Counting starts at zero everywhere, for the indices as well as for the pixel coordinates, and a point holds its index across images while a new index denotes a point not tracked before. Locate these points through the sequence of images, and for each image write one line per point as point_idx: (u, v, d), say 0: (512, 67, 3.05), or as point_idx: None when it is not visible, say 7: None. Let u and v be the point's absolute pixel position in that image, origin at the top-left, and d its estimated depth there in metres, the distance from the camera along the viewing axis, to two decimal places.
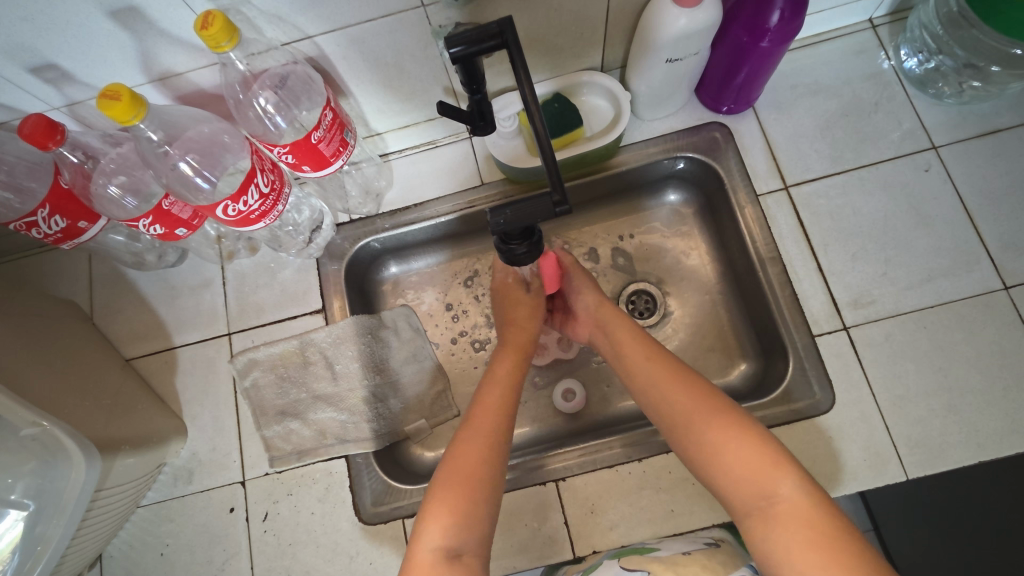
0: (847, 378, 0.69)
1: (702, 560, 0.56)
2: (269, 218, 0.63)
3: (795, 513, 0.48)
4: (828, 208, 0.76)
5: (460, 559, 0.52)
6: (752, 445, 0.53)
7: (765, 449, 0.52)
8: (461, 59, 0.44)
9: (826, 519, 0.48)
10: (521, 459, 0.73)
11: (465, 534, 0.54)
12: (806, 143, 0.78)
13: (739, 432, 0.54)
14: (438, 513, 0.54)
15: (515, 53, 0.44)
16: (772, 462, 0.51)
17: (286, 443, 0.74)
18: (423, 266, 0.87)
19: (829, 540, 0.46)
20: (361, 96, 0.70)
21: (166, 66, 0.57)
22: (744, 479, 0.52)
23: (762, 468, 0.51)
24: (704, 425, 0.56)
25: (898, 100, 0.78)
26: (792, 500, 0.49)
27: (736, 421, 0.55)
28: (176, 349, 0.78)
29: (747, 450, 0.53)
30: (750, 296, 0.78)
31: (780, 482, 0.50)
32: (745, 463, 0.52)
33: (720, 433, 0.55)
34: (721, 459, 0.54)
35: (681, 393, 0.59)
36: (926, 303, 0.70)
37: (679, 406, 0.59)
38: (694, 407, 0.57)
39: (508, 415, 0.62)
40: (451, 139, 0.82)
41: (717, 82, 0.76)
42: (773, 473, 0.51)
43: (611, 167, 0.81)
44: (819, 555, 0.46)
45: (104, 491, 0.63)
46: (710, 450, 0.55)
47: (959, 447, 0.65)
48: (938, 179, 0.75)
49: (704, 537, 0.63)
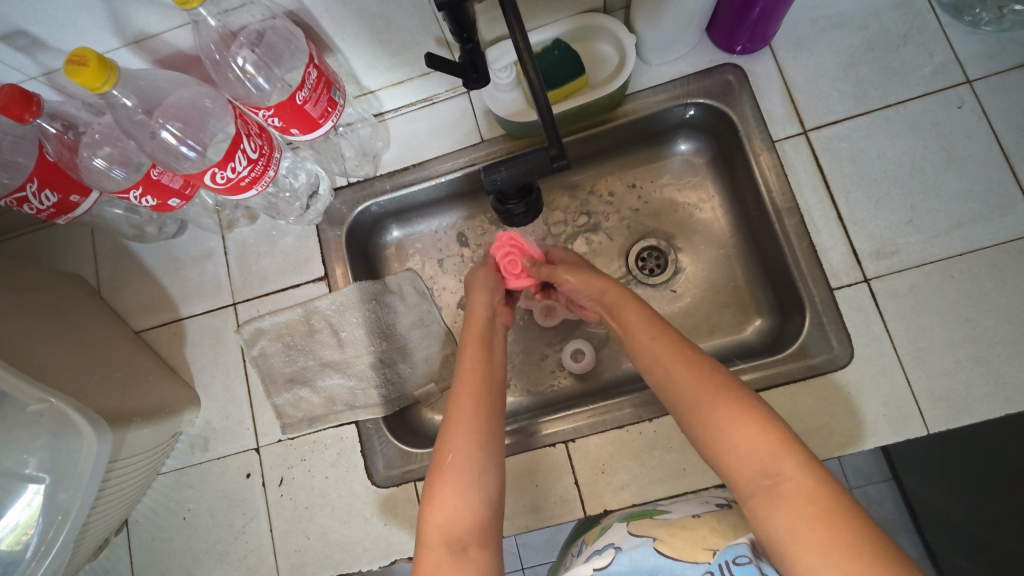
0: (867, 332, 0.66)
1: (712, 523, 0.57)
2: (261, 184, 0.61)
3: (801, 493, 0.47)
4: (850, 152, 0.71)
5: (465, 553, 0.52)
6: (757, 425, 0.51)
7: (771, 431, 0.50)
8: (449, 6, 0.42)
9: (833, 498, 0.46)
10: (529, 422, 0.73)
11: (459, 526, 0.53)
12: (827, 82, 0.73)
13: (742, 409, 0.52)
14: (445, 500, 0.54)
15: (506, 5, 0.41)
16: (776, 441, 0.49)
17: (296, 410, 0.74)
18: (427, 228, 0.86)
19: (836, 520, 0.45)
20: (348, 52, 0.66)
21: (139, 27, 0.54)
22: (748, 459, 0.50)
23: (768, 449, 0.49)
24: (708, 406, 0.53)
25: (930, 31, 0.72)
26: (798, 480, 0.47)
27: (743, 401, 0.52)
28: (183, 320, 0.79)
29: (753, 431, 0.50)
30: (765, 248, 0.75)
31: (786, 462, 0.48)
32: (750, 444, 0.50)
33: (725, 414, 0.52)
34: (724, 439, 0.51)
35: (687, 371, 0.56)
36: (954, 252, 0.66)
37: (685, 385, 0.55)
38: (701, 383, 0.54)
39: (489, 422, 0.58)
40: (448, 94, 0.78)
41: (730, 20, 0.70)
42: (778, 454, 0.49)
43: (617, 118, 0.77)
44: (825, 536, 0.44)
45: (119, 461, 0.64)
46: (716, 429, 0.52)
47: (985, 400, 0.62)
48: (972, 117, 0.69)
49: (717, 497, 0.63)
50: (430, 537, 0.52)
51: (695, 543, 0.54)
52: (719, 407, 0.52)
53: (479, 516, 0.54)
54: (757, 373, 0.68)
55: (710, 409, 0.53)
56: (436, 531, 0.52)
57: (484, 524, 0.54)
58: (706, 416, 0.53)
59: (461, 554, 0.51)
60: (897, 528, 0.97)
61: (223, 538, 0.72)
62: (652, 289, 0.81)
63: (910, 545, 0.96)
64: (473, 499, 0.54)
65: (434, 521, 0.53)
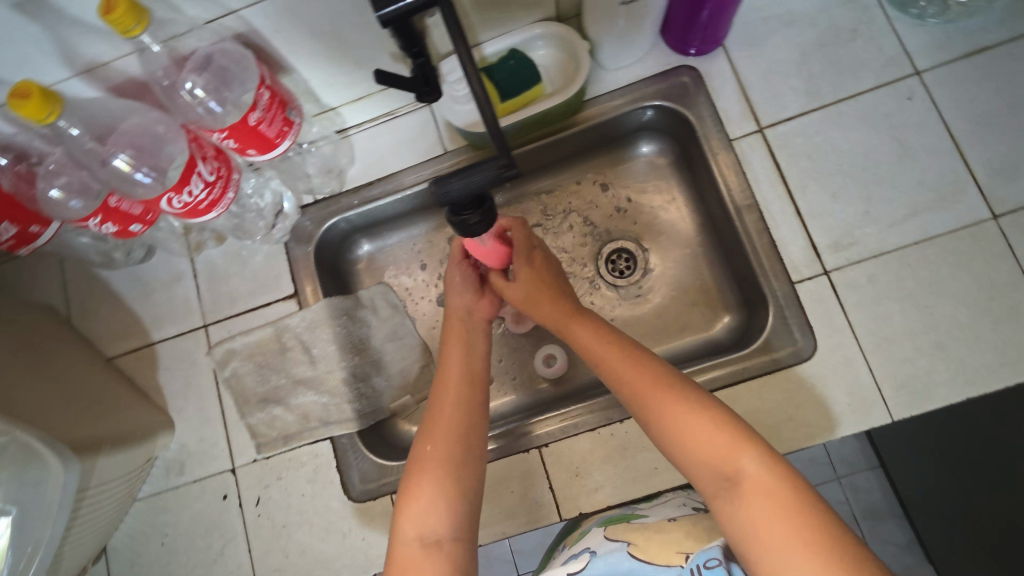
0: (829, 323, 0.67)
1: (687, 526, 0.57)
2: (220, 206, 0.62)
3: (760, 489, 0.47)
4: (805, 147, 0.72)
5: (440, 545, 0.52)
6: (712, 422, 0.52)
7: (726, 428, 0.51)
8: (394, 20, 0.42)
9: (793, 493, 0.46)
10: (519, 424, 0.73)
11: (433, 519, 0.53)
12: (781, 80, 0.74)
13: (697, 409, 0.53)
14: (422, 501, 0.54)
15: (451, 28, 0.42)
16: (734, 438, 0.50)
17: (270, 429, 0.74)
18: (397, 241, 0.86)
19: (796, 514, 0.45)
20: (304, 71, 0.66)
21: (89, 57, 0.55)
22: (707, 457, 0.50)
23: (725, 445, 0.50)
24: (664, 406, 0.54)
25: (878, 25, 0.73)
26: (757, 476, 0.48)
27: (697, 401, 0.53)
28: (155, 344, 0.78)
29: (708, 430, 0.51)
30: (729, 246, 0.76)
31: (743, 458, 0.49)
32: (707, 441, 0.51)
33: (680, 414, 0.53)
34: (681, 438, 0.52)
35: (641, 375, 0.57)
36: (910, 240, 0.67)
37: (640, 389, 0.56)
38: (653, 386, 0.56)
39: (467, 418, 0.60)
40: (409, 108, 0.79)
41: (682, 23, 0.71)
42: (735, 450, 0.50)
43: (577, 123, 0.78)
44: (786, 529, 0.45)
45: (90, 489, 0.64)
46: (673, 429, 0.53)
47: (947, 384, 0.63)
48: (921, 107, 0.71)
49: (695, 500, 0.63)
50: (403, 528, 0.53)
51: (669, 546, 0.54)
52: (674, 407, 0.54)
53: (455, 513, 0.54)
54: (725, 370, 0.68)
55: (666, 410, 0.54)
56: (411, 528, 0.53)
57: (465, 522, 0.54)
58: (661, 417, 0.54)
59: (435, 548, 0.52)
60: (885, 514, 0.98)
61: (202, 561, 0.72)
62: (622, 291, 0.81)
63: (900, 530, 0.97)
64: (447, 496, 0.54)
65: (407, 518, 0.53)
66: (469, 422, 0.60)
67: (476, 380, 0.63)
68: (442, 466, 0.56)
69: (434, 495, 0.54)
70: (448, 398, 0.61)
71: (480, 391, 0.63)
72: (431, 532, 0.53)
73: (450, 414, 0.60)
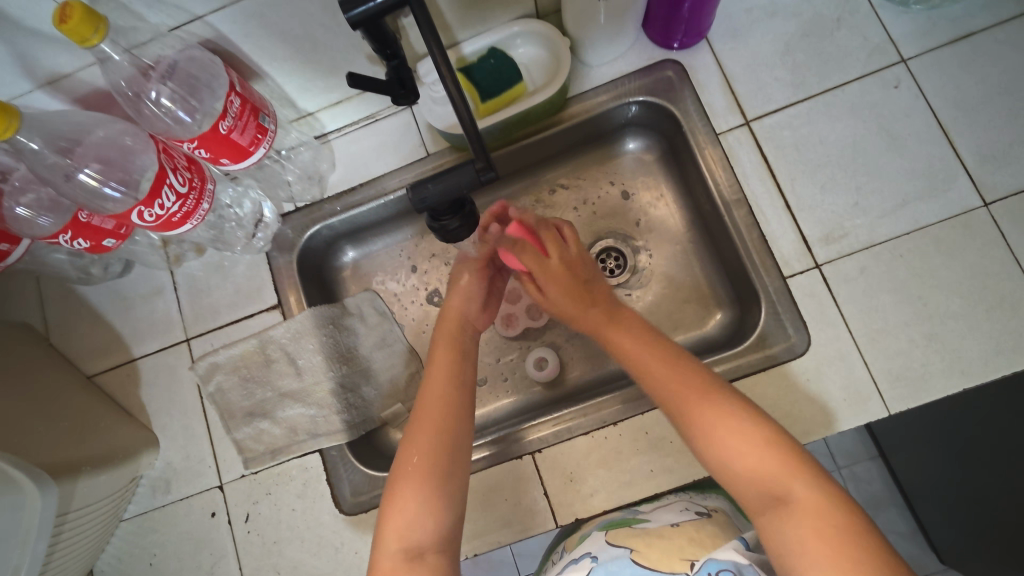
0: (822, 317, 0.66)
1: (691, 533, 0.56)
2: (195, 218, 0.60)
3: (812, 511, 0.46)
4: (793, 139, 0.71)
5: (423, 558, 0.51)
6: (764, 440, 0.50)
7: (778, 447, 0.49)
8: (364, 22, 0.40)
9: (845, 518, 0.45)
10: (511, 430, 0.72)
11: (414, 531, 0.52)
12: (766, 71, 0.73)
13: (747, 423, 0.51)
14: (406, 513, 0.53)
15: (426, 32, 0.41)
16: (787, 459, 0.49)
17: (258, 444, 0.73)
18: (382, 246, 0.85)
19: (845, 539, 0.43)
20: (278, 76, 0.65)
21: (50, 68, 0.54)
22: (757, 475, 0.49)
23: (777, 465, 0.49)
24: (710, 418, 0.52)
25: (862, 13, 0.72)
26: (810, 499, 0.46)
27: (748, 416, 0.51)
28: (136, 360, 0.77)
29: (759, 448, 0.50)
30: (719, 241, 0.75)
31: (796, 481, 0.48)
32: (757, 459, 0.49)
33: (729, 428, 0.51)
34: (729, 452, 0.50)
35: (687, 384, 0.55)
36: (902, 231, 0.66)
37: (685, 398, 0.54)
38: (700, 396, 0.53)
39: (450, 424, 0.58)
40: (390, 111, 0.77)
41: (664, 16, 0.70)
42: (787, 471, 0.48)
43: (561, 121, 0.77)
44: (833, 553, 0.43)
45: (71, 513, 0.62)
46: (720, 442, 0.51)
47: (943, 375, 0.62)
48: (908, 96, 0.70)
49: (698, 505, 0.62)
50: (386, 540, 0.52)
51: (672, 555, 0.53)
52: (722, 420, 0.51)
53: (437, 524, 0.53)
54: (719, 368, 0.67)
55: (712, 422, 0.52)
56: (392, 539, 0.52)
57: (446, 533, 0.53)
58: (707, 428, 0.52)
59: (417, 561, 0.51)
60: (887, 505, 0.97)
61: None
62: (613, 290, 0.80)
63: (902, 519, 0.96)
64: (431, 509, 0.53)
65: (391, 530, 0.52)
66: (456, 433, 0.57)
67: (459, 383, 0.61)
68: (427, 477, 0.54)
69: (417, 507, 0.53)
70: (430, 403, 0.59)
71: (463, 393, 0.60)
72: (414, 544, 0.52)
73: (435, 421, 0.57)
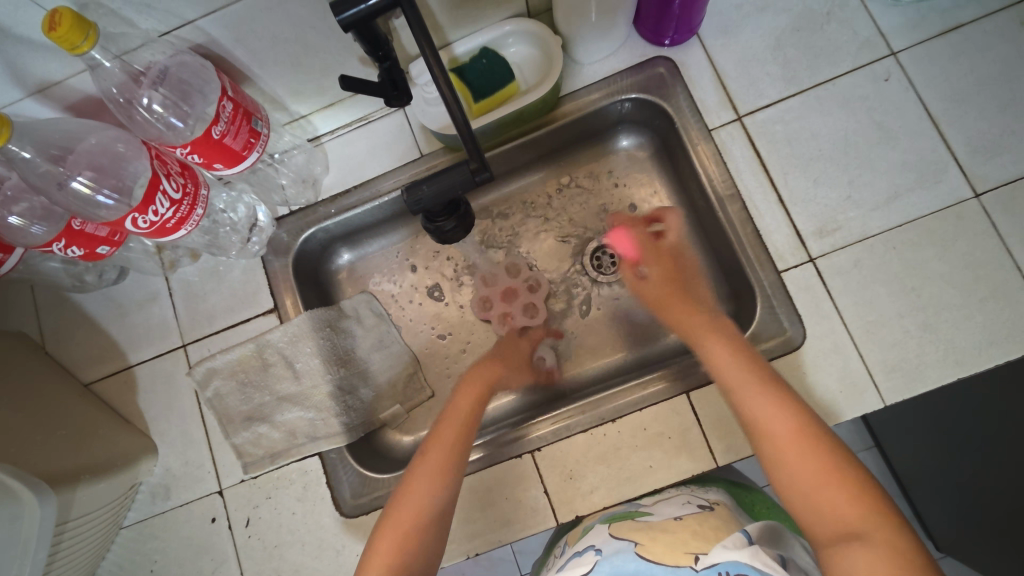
0: (816, 310, 0.66)
1: (694, 526, 0.56)
2: (189, 224, 0.60)
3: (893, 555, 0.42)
4: (785, 133, 0.71)
5: None
6: (853, 482, 0.47)
7: (868, 494, 0.46)
8: (355, 24, 0.40)
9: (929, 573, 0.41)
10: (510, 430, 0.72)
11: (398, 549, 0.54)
12: (757, 67, 0.73)
13: (840, 463, 0.48)
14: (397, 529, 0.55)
15: (418, 33, 0.41)
16: (873, 506, 0.45)
17: (257, 448, 0.73)
18: (378, 248, 0.85)
19: None
20: (270, 79, 0.65)
21: (41, 76, 0.54)
22: (838, 509, 0.46)
23: (861, 507, 0.45)
24: (798, 448, 0.50)
25: (852, 7, 0.73)
26: (893, 544, 0.43)
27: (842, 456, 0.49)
28: (132, 367, 0.76)
29: (847, 487, 0.47)
30: (714, 237, 0.75)
31: (881, 526, 0.44)
32: (838, 496, 0.46)
33: (816, 460, 0.49)
34: (811, 481, 0.48)
35: (782, 412, 0.52)
36: (894, 223, 0.67)
37: (778, 424, 0.52)
38: (795, 424, 0.51)
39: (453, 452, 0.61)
40: (382, 113, 0.77)
41: (655, 13, 0.70)
42: (872, 516, 0.45)
43: (555, 120, 0.77)
44: None
45: (70, 522, 0.62)
46: (803, 469, 0.49)
47: (937, 366, 0.63)
48: (898, 89, 0.70)
49: (699, 498, 0.63)
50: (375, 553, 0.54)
51: (675, 547, 0.53)
52: (813, 452, 0.49)
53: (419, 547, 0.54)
54: None
55: (798, 450, 0.50)
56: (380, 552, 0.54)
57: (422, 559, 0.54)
58: (794, 455, 0.50)
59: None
60: None
61: None
62: (610, 288, 0.80)
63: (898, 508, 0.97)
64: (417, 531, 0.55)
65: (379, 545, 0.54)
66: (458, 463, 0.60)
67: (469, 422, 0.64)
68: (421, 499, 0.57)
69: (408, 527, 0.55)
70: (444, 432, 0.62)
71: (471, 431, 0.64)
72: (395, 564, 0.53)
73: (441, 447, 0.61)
